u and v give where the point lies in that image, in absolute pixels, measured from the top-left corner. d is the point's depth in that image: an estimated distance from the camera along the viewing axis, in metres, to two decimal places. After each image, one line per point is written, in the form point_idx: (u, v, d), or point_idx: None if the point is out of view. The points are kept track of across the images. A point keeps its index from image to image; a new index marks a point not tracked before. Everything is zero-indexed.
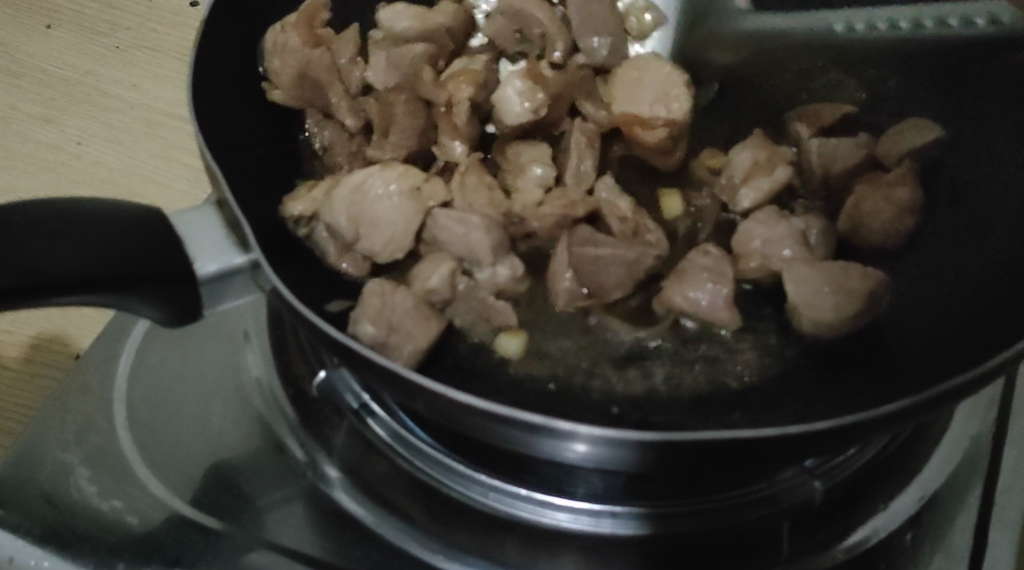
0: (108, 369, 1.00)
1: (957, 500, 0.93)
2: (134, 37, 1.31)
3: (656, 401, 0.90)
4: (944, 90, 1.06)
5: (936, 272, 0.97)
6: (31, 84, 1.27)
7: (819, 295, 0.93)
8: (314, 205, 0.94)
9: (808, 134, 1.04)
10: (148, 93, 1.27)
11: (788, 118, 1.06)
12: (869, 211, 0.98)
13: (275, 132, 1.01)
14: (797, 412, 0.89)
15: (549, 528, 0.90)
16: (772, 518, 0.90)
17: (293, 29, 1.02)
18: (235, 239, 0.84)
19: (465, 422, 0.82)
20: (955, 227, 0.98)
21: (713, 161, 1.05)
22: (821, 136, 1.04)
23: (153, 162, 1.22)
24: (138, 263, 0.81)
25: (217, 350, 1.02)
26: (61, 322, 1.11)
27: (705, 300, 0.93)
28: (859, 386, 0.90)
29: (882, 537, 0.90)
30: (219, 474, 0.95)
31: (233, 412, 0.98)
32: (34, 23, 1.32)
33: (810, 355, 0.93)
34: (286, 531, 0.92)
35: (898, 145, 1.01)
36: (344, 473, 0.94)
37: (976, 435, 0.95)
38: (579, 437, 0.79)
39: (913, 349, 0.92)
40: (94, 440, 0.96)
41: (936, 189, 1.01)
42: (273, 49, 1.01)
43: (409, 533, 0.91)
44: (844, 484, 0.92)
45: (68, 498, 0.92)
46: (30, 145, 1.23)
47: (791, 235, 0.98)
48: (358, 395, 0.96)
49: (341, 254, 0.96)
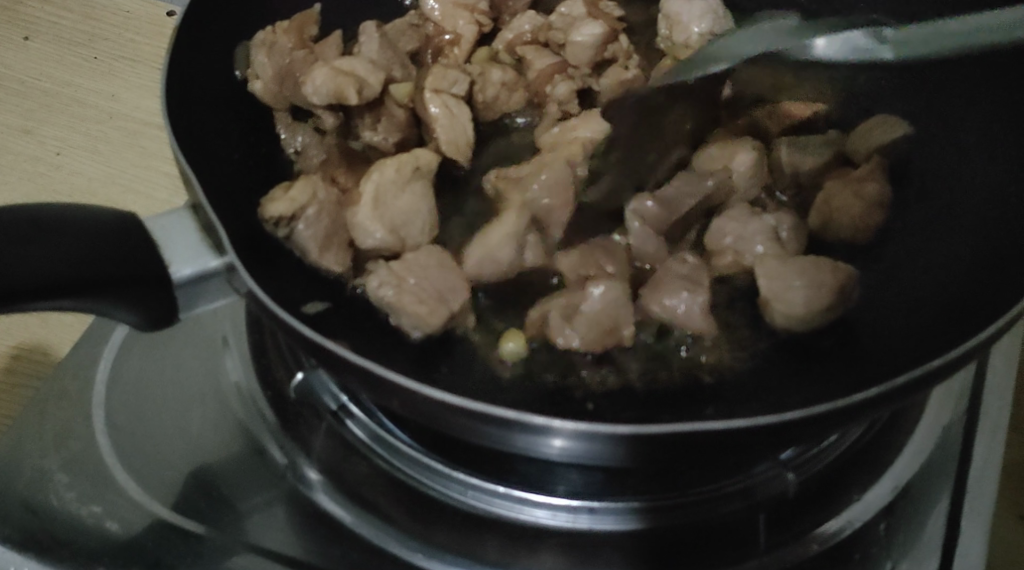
0: (86, 377, 1.01)
1: (931, 489, 0.94)
2: (112, 48, 1.33)
3: (631, 397, 0.91)
4: (912, 86, 1.09)
5: (905, 266, 0.98)
6: (9, 96, 1.28)
7: (790, 289, 0.94)
8: (293, 206, 0.94)
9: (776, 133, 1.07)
10: (126, 102, 1.28)
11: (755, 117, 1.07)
12: (838, 206, 1.00)
13: (250, 136, 1.01)
14: (771, 402, 0.90)
15: (527, 525, 0.91)
16: (748, 511, 0.91)
17: (282, 32, 1.06)
18: (211, 243, 0.85)
19: (442, 419, 0.83)
20: (923, 219, 1.00)
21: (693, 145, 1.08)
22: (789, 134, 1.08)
23: (133, 171, 1.23)
24: (113, 266, 0.81)
25: (196, 354, 1.03)
26: (41, 332, 1.12)
27: (682, 307, 0.94)
28: (829, 377, 0.91)
29: (857, 527, 0.91)
30: (199, 478, 0.96)
31: (213, 417, 0.99)
32: (12, 36, 1.33)
33: (783, 348, 0.94)
34: (267, 533, 0.92)
35: (867, 141, 1.03)
36: (324, 475, 0.94)
37: (948, 425, 0.97)
38: (553, 432, 0.80)
39: (883, 341, 0.93)
40: (73, 447, 0.96)
41: (906, 184, 1.02)
42: (261, 44, 1.03)
43: (388, 532, 0.92)
44: (819, 477, 0.93)
45: (48, 504, 0.93)
46: (9, 156, 1.23)
47: (762, 231, 0.99)
48: (337, 396, 0.97)
49: (322, 252, 0.96)
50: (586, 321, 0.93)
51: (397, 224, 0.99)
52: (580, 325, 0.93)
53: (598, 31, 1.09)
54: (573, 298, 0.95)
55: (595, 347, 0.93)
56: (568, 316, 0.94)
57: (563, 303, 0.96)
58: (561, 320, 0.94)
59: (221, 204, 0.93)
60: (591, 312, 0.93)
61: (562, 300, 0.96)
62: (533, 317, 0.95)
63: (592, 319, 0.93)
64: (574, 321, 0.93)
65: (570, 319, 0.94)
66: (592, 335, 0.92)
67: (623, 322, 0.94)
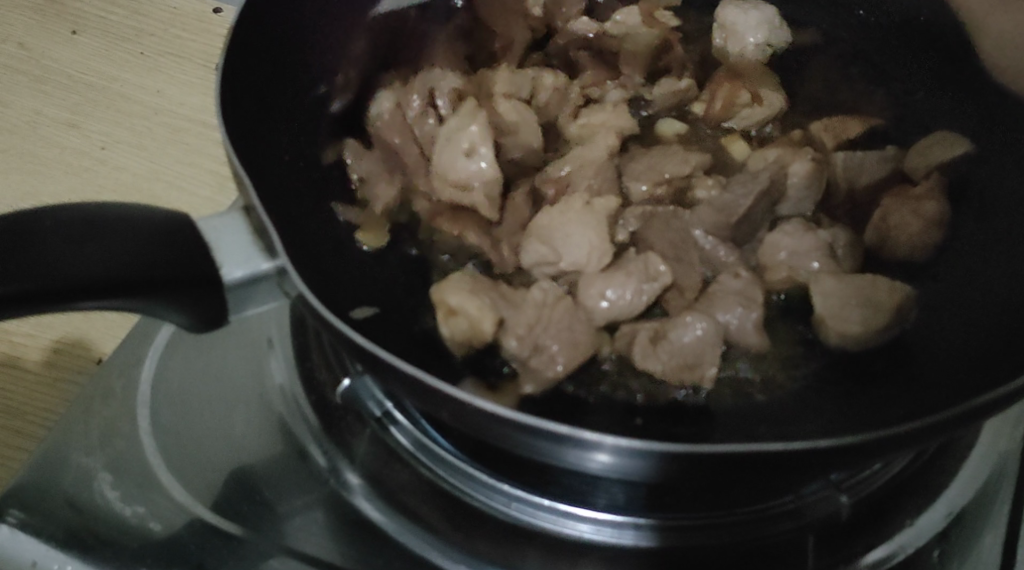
0: (132, 374, 1.00)
1: (985, 516, 0.92)
2: (158, 44, 1.33)
3: (680, 414, 0.90)
4: (974, 102, 1.07)
5: (963, 286, 0.96)
6: (56, 90, 1.28)
7: (845, 308, 0.92)
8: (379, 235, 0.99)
9: (831, 144, 1.04)
10: (172, 99, 1.28)
11: (811, 129, 1.06)
12: (896, 223, 0.98)
13: (300, 139, 1.01)
14: (822, 425, 0.88)
15: (570, 539, 0.90)
16: (796, 532, 0.90)
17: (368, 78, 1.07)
18: (262, 245, 0.84)
19: (487, 431, 0.82)
20: (983, 240, 0.98)
21: (736, 145, 1.07)
22: (845, 147, 1.04)
23: (177, 168, 1.22)
24: (165, 267, 0.80)
25: (241, 356, 1.02)
26: (84, 326, 1.11)
27: (735, 322, 0.93)
28: (882, 400, 0.89)
29: (908, 554, 0.89)
30: (241, 481, 0.95)
31: (256, 419, 0.98)
32: (60, 29, 1.33)
33: (835, 367, 0.93)
34: (307, 537, 0.92)
35: (927, 158, 1.02)
36: (365, 480, 0.93)
37: (1005, 450, 0.94)
38: (603, 448, 0.78)
39: (939, 364, 0.91)
40: (118, 445, 0.96)
41: (965, 203, 1.01)
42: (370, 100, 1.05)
43: (431, 542, 0.90)
44: (870, 499, 0.91)
45: (91, 502, 0.93)
46: (55, 149, 1.23)
47: (818, 248, 0.98)
48: (381, 402, 0.95)
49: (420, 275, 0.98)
50: (668, 350, 0.91)
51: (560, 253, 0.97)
52: (662, 354, 0.91)
53: (654, 42, 1.08)
54: (663, 326, 0.93)
55: (672, 381, 0.91)
56: (655, 341, 0.92)
57: (654, 326, 0.94)
58: (646, 345, 0.92)
59: (273, 206, 0.93)
60: (677, 345, 0.91)
61: (651, 325, 0.94)
62: (622, 332, 0.94)
63: (676, 350, 0.91)
64: (659, 349, 0.91)
65: (655, 344, 0.92)
66: (673, 364, 0.90)
67: (707, 362, 0.91)
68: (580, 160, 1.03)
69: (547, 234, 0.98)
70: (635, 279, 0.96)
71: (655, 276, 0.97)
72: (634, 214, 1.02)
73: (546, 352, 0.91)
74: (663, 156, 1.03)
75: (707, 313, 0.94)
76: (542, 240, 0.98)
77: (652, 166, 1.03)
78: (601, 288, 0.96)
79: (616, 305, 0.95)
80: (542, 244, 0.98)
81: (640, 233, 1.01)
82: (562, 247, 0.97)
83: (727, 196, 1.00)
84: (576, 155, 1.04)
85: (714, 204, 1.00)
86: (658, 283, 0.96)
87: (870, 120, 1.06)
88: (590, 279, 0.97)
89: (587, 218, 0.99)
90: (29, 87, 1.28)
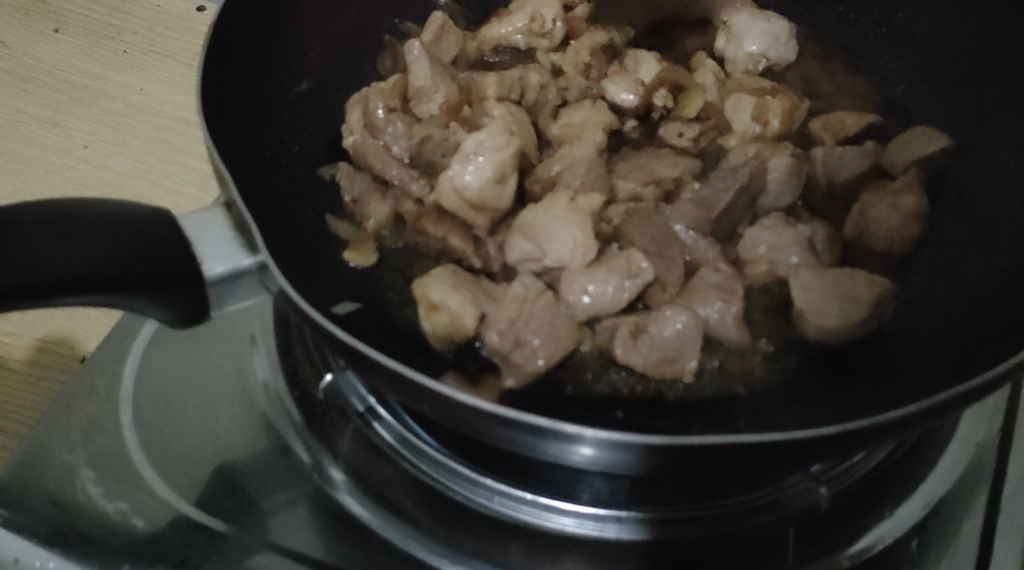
0: (115, 372, 1.00)
1: (964, 507, 0.93)
2: (141, 42, 1.33)
3: (661, 407, 0.90)
4: (953, 98, 1.08)
5: (942, 279, 0.97)
6: (39, 88, 1.28)
7: (825, 301, 0.93)
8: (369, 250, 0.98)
9: (830, 142, 1.05)
10: (155, 97, 1.28)
11: (811, 126, 1.07)
12: (874, 217, 0.99)
13: (283, 136, 1.02)
14: (802, 418, 0.89)
15: (553, 533, 0.90)
16: (777, 524, 0.90)
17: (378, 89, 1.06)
18: (243, 241, 0.84)
19: (469, 424, 0.82)
20: (961, 233, 0.99)
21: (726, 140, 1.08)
22: (844, 144, 1.05)
23: (161, 166, 1.22)
24: (146, 263, 0.81)
25: (224, 352, 1.03)
26: (67, 324, 1.11)
27: (715, 316, 0.94)
28: (862, 393, 0.90)
29: (887, 544, 0.90)
30: (225, 477, 0.95)
31: (239, 415, 0.99)
32: (42, 28, 1.33)
33: (815, 361, 0.93)
34: (291, 532, 0.92)
35: (905, 154, 1.02)
36: (349, 475, 0.94)
37: (982, 442, 0.95)
38: (585, 441, 0.79)
39: (919, 357, 0.92)
40: (100, 442, 0.96)
41: (943, 197, 1.02)
42: (357, 102, 1.04)
43: (414, 536, 0.91)
44: (850, 491, 0.91)
45: (74, 499, 0.93)
46: (37, 148, 1.23)
47: (798, 242, 0.98)
48: (364, 398, 0.96)
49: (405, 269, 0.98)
50: (649, 343, 0.91)
51: (543, 248, 0.98)
52: (643, 347, 0.91)
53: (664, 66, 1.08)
54: (644, 320, 0.94)
55: (653, 374, 0.91)
56: (636, 335, 0.93)
57: (635, 320, 0.94)
58: (627, 338, 0.92)
59: (255, 203, 0.93)
60: (658, 338, 0.92)
61: (633, 319, 0.95)
62: (603, 327, 0.95)
63: (657, 344, 0.91)
64: (640, 342, 0.92)
65: (636, 338, 0.92)
66: (653, 357, 0.91)
67: (687, 355, 0.92)
68: (569, 159, 1.03)
69: (532, 231, 0.99)
70: (617, 274, 0.96)
71: (637, 272, 0.97)
72: (618, 212, 1.02)
73: (527, 346, 0.91)
74: (652, 158, 1.04)
75: (687, 306, 0.94)
76: (527, 237, 0.99)
77: (639, 162, 1.04)
78: (584, 283, 0.96)
79: (599, 299, 0.96)
80: (526, 241, 0.98)
81: (621, 228, 1.02)
82: (547, 245, 0.98)
83: (711, 193, 1.01)
84: (564, 151, 1.03)
85: (693, 200, 1.01)
86: (640, 279, 0.97)
87: (869, 117, 1.06)
88: (572, 275, 0.98)
89: (572, 216, 0.99)
90: (12, 86, 1.28)
